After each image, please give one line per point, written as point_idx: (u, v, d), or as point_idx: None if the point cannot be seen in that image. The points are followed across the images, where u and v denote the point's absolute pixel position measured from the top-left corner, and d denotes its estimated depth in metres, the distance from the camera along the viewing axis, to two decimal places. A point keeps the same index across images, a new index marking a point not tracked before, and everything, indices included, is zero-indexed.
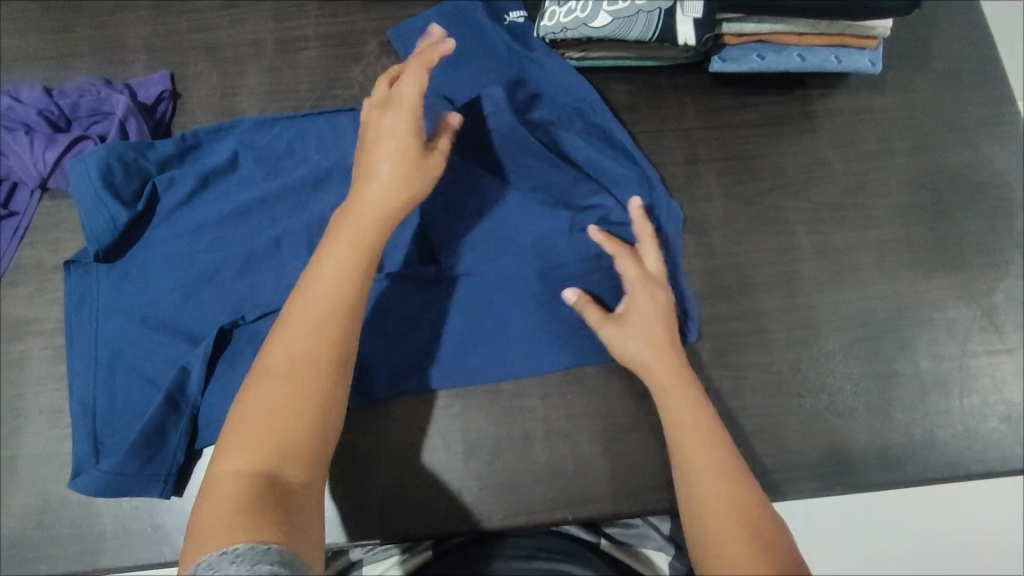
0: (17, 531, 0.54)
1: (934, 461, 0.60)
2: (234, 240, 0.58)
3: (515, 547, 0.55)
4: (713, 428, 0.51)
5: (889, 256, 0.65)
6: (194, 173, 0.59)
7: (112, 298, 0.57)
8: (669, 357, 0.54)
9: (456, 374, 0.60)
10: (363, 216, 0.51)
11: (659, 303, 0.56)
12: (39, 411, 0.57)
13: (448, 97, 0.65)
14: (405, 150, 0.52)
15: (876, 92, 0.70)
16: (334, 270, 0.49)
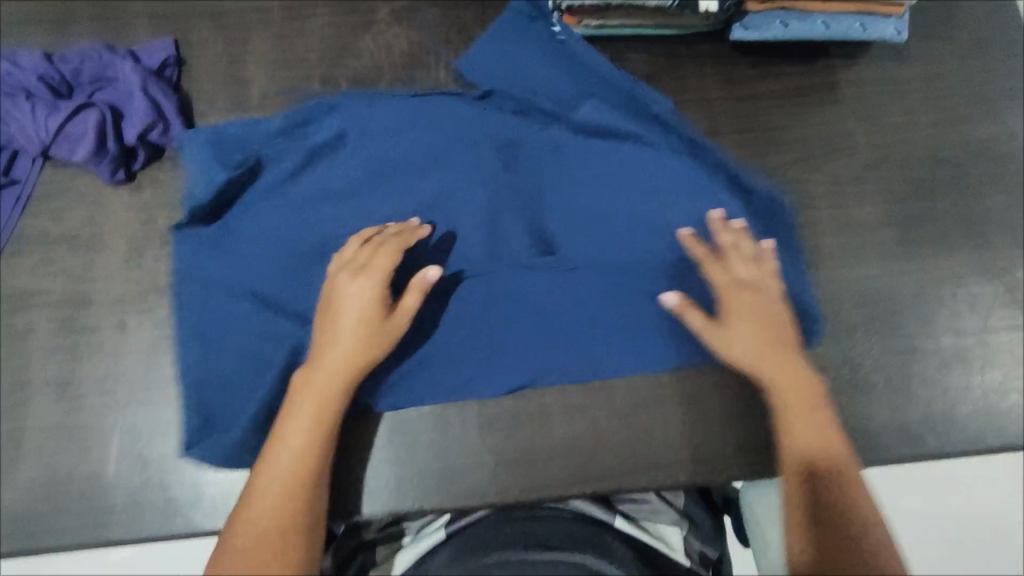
0: (25, 505, 0.54)
1: (953, 437, 0.60)
2: (348, 224, 0.59)
3: (528, 535, 0.52)
4: (824, 429, 0.52)
5: (912, 231, 0.64)
6: (312, 157, 0.60)
7: (222, 278, 0.57)
8: (780, 354, 0.54)
9: (513, 372, 0.58)
10: (326, 381, 0.51)
11: (764, 305, 0.55)
12: (46, 383, 0.56)
13: (539, 85, 0.64)
14: (369, 315, 0.53)
15: (900, 63, 0.68)
16: (298, 437, 0.50)
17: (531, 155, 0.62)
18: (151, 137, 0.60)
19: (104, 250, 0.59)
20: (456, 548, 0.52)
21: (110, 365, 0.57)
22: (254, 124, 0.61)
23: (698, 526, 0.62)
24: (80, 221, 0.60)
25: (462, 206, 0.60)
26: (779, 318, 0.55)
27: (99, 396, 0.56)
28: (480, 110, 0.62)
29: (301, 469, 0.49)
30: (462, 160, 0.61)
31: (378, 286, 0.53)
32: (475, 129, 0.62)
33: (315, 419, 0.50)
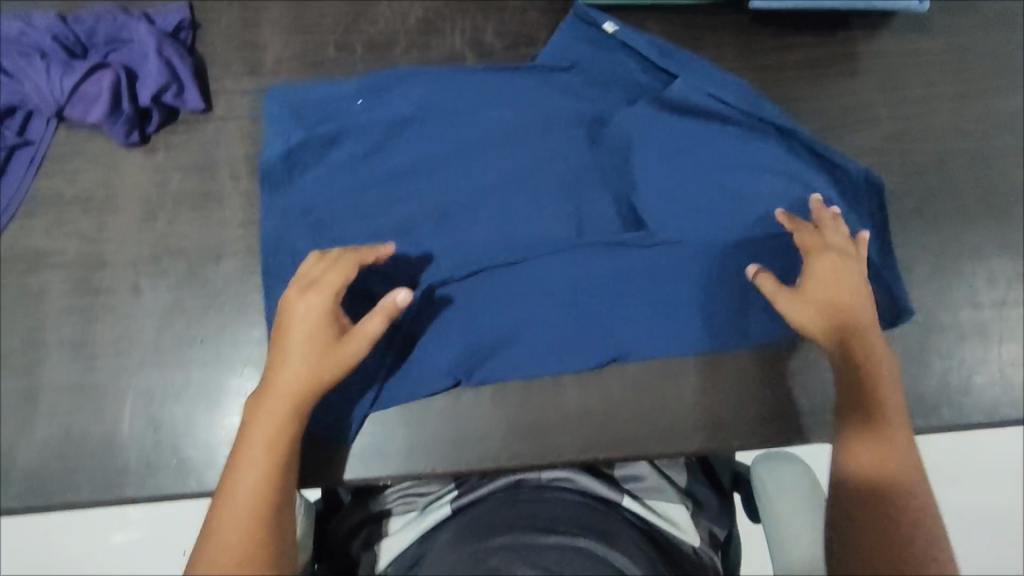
0: (39, 463, 0.54)
1: (969, 409, 0.60)
2: (427, 197, 0.60)
3: (533, 518, 0.49)
4: (893, 410, 0.48)
5: (932, 204, 0.63)
6: (393, 130, 0.61)
7: (305, 247, 0.58)
8: (857, 322, 0.51)
9: (549, 347, 0.58)
10: (276, 405, 0.48)
11: (851, 274, 0.52)
12: (60, 343, 0.56)
13: (614, 58, 0.64)
14: (321, 333, 0.50)
15: (923, 35, 0.67)
16: (251, 468, 0.45)
17: (617, 126, 0.61)
18: (165, 99, 0.60)
19: (118, 212, 0.59)
20: (457, 532, 0.50)
21: (123, 326, 0.57)
22: (336, 96, 0.61)
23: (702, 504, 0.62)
24: (95, 182, 0.59)
25: (544, 178, 0.61)
26: (863, 289, 0.52)
27: (113, 357, 0.56)
28: (558, 85, 0.63)
29: (260, 501, 0.44)
30: (547, 135, 0.62)
31: (329, 302, 0.50)
32: (551, 106, 0.63)
33: (268, 445, 0.46)
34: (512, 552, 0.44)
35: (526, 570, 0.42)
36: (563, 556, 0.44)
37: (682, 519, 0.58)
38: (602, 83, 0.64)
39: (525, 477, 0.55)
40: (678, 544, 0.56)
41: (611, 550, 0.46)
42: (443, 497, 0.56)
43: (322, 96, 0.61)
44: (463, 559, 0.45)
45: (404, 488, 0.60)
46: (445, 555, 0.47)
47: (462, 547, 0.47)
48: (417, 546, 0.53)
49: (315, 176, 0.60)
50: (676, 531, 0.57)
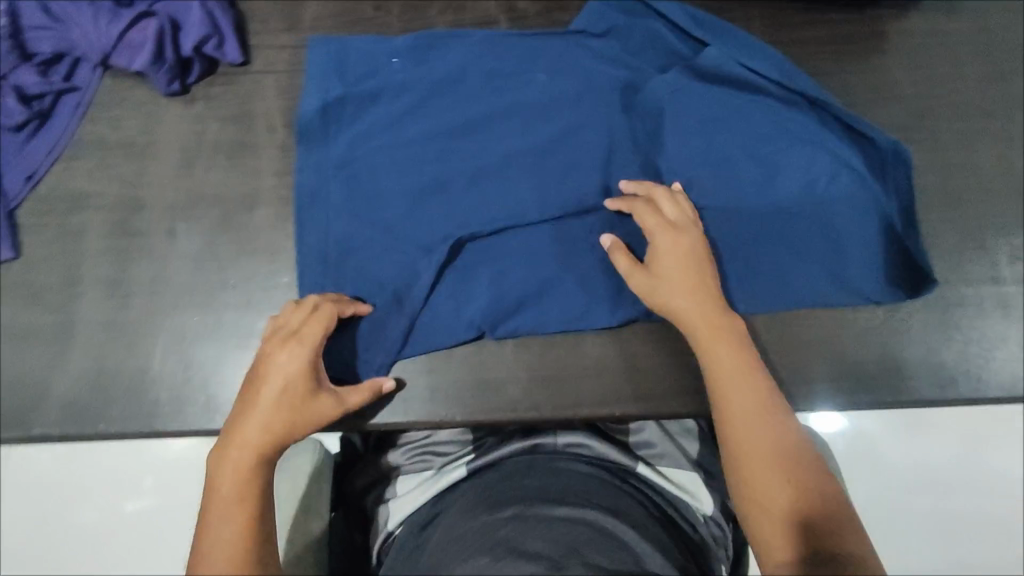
0: (75, 394, 0.55)
1: (987, 381, 0.60)
2: (459, 153, 0.61)
3: (545, 488, 0.51)
4: (751, 372, 0.50)
5: (956, 179, 0.64)
6: (428, 87, 0.63)
7: (340, 197, 0.59)
8: (702, 295, 0.54)
9: (579, 301, 0.59)
10: (247, 453, 0.46)
11: (687, 247, 0.55)
12: (97, 281, 0.58)
13: (645, 27, 0.65)
14: (299, 383, 0.50)
15: (951, 15, 0.68)
16: (230, 517, 0.44)
17: (651, 92, 0.62)
18: (206, 49, 0.61)
19: (157, 157, 0.61)
20: (474, 496, 0.53)
21: (158, 268, 0.58)
22: (375, 56, 0.63)
23: (713, 476, 0.62)
24: (136, 128, 0.61)
25: (576, 139, 0.62)
26: (706, 260, 0.55)
27: (147, 297, 0.58)
28: (591, 50, 0.65)
29: (241, 549, 0.43)
30: (581, 99, 0.63)
31: (311, 355, 0.51)
32: (584, 69, 0.64)
33: (243, 493, 0.45)
34: (523, 523, 0.46)
35: (534, 542, 0.44)
36: (571, 529, 0.46)
37: (693, 486, 0.60)
38: (638, 52, 0.65)
39: (542, 441, 0.58)
40: (690, 510, 0.57)
41: (619, 521, 0.48)
42: (459, 460, 0.60)
43: (361, 56, 0.63)
44: (475, 527, 0.47)
45: (422, 447, 0.63)
46: (459, 522, 0.50)
47: (475, 513, 0.50)
48: (432, 507, 0.56)
49: (353, 130, 0.61)
50: (688, 497, 0.58)
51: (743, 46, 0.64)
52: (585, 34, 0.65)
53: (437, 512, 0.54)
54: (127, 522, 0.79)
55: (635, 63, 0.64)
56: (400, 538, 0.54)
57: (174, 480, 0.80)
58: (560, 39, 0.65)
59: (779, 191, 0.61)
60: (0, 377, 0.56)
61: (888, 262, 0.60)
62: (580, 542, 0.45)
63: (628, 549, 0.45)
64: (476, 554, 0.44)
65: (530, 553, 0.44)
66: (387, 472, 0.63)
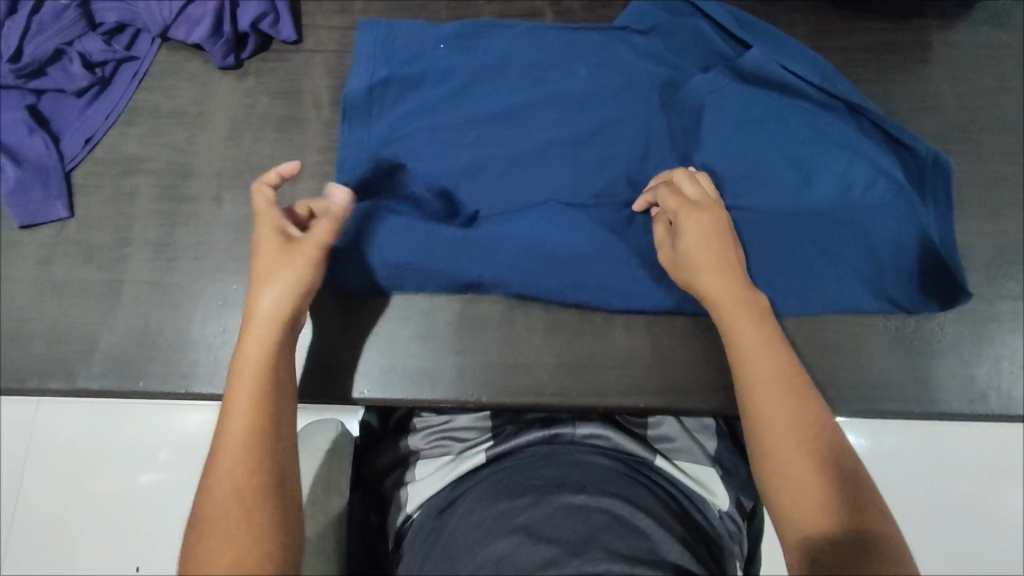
0: (118, 349, 0.58)
1: (1018, 398, 0.59)
2: (497, 139, 0.62)
3: (564, 476, 0.51)
4: (773, 345, 0.51)
5: (996, 193, 0.63)
6: (470, 73, 0.64)
7: (379, 175, 0.61)
8: (725, 272, 0.54)
9: (608, 291, 0.59)
10: (246, 382, 0.46)
11: (712, 226, 0.55)
12: (145, 242, 0.60)
13: (690, 24, 0.65)
14: (270, 240, 0.52)
15: (999, 29, 0.68)
16: (241, 398, 0.46)
17: (691, 90, 0.62)
18: (262, 26, 0.64)
19: (208, 127, 0.63)
20: (493, 483, 0.53)
21: (202, 234, 0.60)
22: (421, 40, 0.65)
23: (730, 474, 0.62)
24: (189, 99, 0.63)
25: (613, 132, 0.63)
26: (729, 241, 0.55)
27: (191, 260, 0.60)
28: (634, 46, 0.65)
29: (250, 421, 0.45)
30: (622, 93, 0.64)
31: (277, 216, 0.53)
32: (626, 63, 0.64)
33: (251, 426, 0.45)
34: (541, 509, 0.47)
35: (552, 529, 0.45)
36: (588, 516, 0.46)
37: (712, 485, 0.60)
38: (679, 51, 0.65)
39: (560, 430, 0.57)
40: (708, 506, 0.58)
41: (636, 510, 0.48)
42: (478, 445, 0.60)
43: (407, 39, 0.65)
44: (494, 514, 0.48)
45: (441, 430, 0.64)
46: (478, 509, 0.50)
47: (495, 500, 0.50)
48: (453, 490, 0.57)
49: (395, 112, 0.62)
50: (705, 492, 0.58)
51: (785, 49, 0.64)
52: (629, 29, 0.66)
53: (459, 495, 0.55)
54: (151, 482, 0.82)
55: (676, 60, 0.65)
56: (418, 521, 0.55)
57: (196, 444, 0.82)
58: (603, 33, 0.66)
59: (815, 195, 0.60)
60: (49, 327, 0.58)
61: (924, 272, 0.59)
62: (599, 529, 0.45)
63: (646, 536, 0.45)
64: (495, 539, 0.45)
65: (548, 538, 0.44)
66: (408, 451, 0.64)
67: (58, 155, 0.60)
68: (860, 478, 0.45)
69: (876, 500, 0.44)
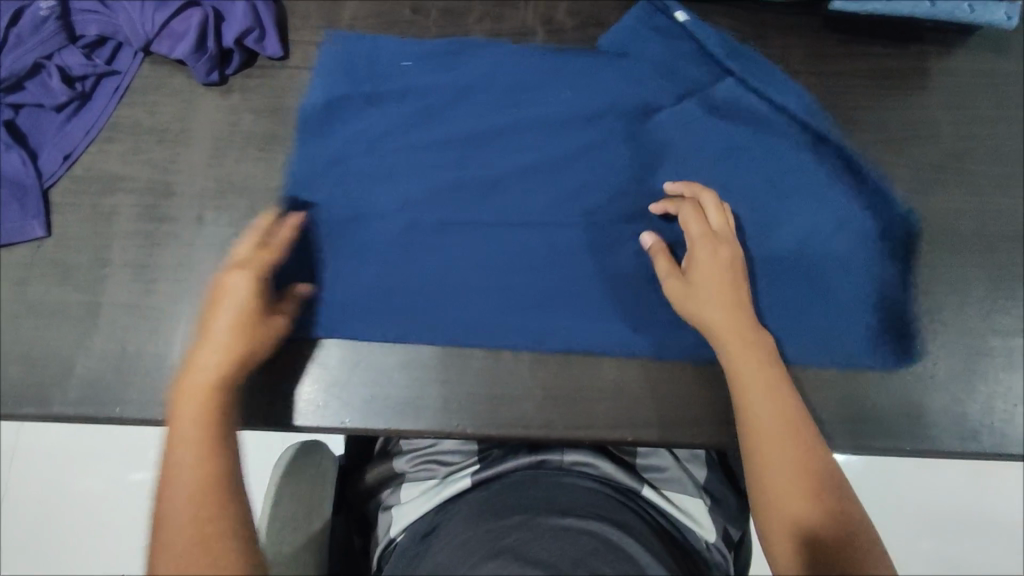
0: (95, 374, 0.56)
1: (1009, 437, 0.58)
2: (462, 162, 0.62)
3: (552, 500, 0.51)
4: (773, 380, 0.51)
5: (992, 226, 0.62)
6: (436, 94, 0.64)
7: (331, 194, 0.61)
8: (734, 307, 0.54)
9: (579, 325, 0.59)
10: (192, 427, 0.46)
11: (728, 259, 0.56)
12: (124, 264, 0.59)
13: (679, 47, 0.65)
14: (251, 311, 0.52)
15: (998, 56, 0.66)
16: (190, 430, 0.46)
17: (659, 120, 0.63)
18: (247, 42, 0.62)
19: (191, 146, 0.61)
20: (479, 505, 0.52)
21: (183, 255, 0.59)
22: (386, 57, 0.64)
23: (719, 504, 0.61)
24: (171, 115, 0.62)
25: (584, 159, 0.63)
26: (740, 277, 0.56)
27: (171, 283, 0.59)
28: (615, 70, 0.65)
29: (200, 452, 0.45)
30: (592, 119, 0.64)
31: (257, 283, 0.52)
32: (596, 87, 0.64)
33: (201, 463, 0.45)
34: (528, 532, 0.46)
35: (540, 551, 0.44)
36: (576, 539, 0.45)
37: (701, 516, 0.59)
38: (650, 79, 0.64)
39: (548, 457, 0.57)
40: (695, 536, 0.56)
41: (625, 534, 0.47)
42: (464, 469, 0.59)
43: (373, 57, 0.64)
44: (480, 534, 0.47)
45: (426, 453, 0.63)
46: (463, 530, 0.49)
47: (482, 521, 0.49)
48: (438, 514, 0.55)
49: (354, 129, 0.62)
50: (693, 523, 0.57)
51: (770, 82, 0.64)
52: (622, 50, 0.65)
53: (443, 519, 0.53)
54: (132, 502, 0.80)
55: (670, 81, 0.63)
56: (402, 545, 0.54)
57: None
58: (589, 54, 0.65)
59: (788, 231, 0.61)
60: (25, 351, 0.57)
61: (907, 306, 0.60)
62: (592, 553, 0.44)
63: (635, 562, 0.45)
64: (481, 560, 0.44)
65: (535, 560, 0.43)
66: (394, 474, 0.63)
67: (36, 172, 0.59)
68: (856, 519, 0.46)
69: (869, 537, 0.45)
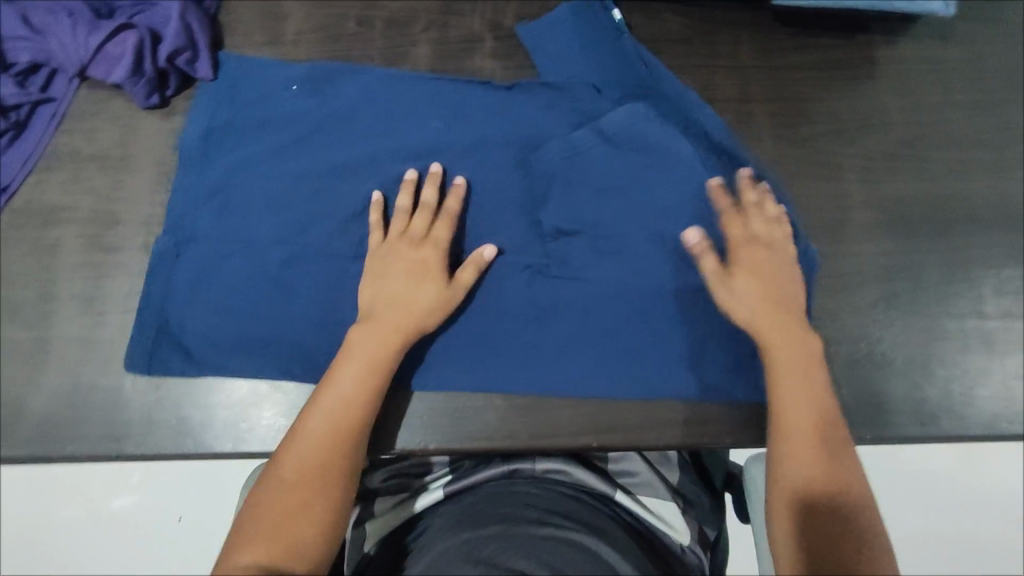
0: (45, 412, 0.55)
1: (968, 419, 0.59)
2: (347, 186, 0.59)
3: (528, 507, 0.50)
4: (811, 374, 0.53)
5: (941, 211, 0.63)
6: (321, 118, 0.61)
7: (206, 227, 0.58)
8: (777, 302, 0.55)
9: (514, 343, 0.59)
10: (360, 359, 0.51)
11: (768, 262, 0.56)
12: (70, 297, 0.57)
13: (609, 49, 0.63)
14: (427, 283, 0.54)
15: (942, 42, 0.67)
16: (353, 358, 0.51)
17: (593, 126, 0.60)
18: (179, 62, 0.60)
19: (135, 172, 0.60)
20: (455, 514, 0.52)
21: (131, 285, 0.58)
22: (273, 82, 0.62)
23: (693, 505, 0.61)
24: (112, 141, 0.60)
25: (494, 172, 0.61)
26: (784, 279, 0.56)
27: (120, 314, 0.57)
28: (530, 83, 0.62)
29: (358, 386, 0.50)
30: (500, 128, 0.62)
31: (437, 257, 0.56)
32: (497, 100, 0.62)
33: (351, 396, 0.50)
34: (504, 541, 0.46)
35: (517, 560, 0.44)
36: (553, 548, 0.45)
37: (677, 519, 0.58)
38: (545, 108, 0.62)
39: (521, 465, 0.57)
40: (669, 540, 0.56)
41: (602, 542, 0.47)
42: (437, 480, 0.59)
43: (258, 81, 0.62)
44: (455, 543, 0.47)
45: (395, 470, 0.61)
46: (438, 539, 0.49)
47: (455, 531, 0.49)
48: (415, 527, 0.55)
49: (229, 158, 0.60)
50: (664, 525, 0.57)
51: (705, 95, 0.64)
52: (573, 47, 0.63)
53: (421, 531, 0.53)
54: (87, 559, 0.75)
55: (620, 79, 0.62)
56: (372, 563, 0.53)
57: (134, 514, 0.75)
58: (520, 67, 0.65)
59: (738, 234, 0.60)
60: None
61: (861, 295, 0.61)
62: (573, 562, 0.44)
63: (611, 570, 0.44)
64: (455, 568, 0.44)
65: (512, 568, 0.43)
66: (362, 492, 0.60)
67: None
68: (860, 512, 0.48)
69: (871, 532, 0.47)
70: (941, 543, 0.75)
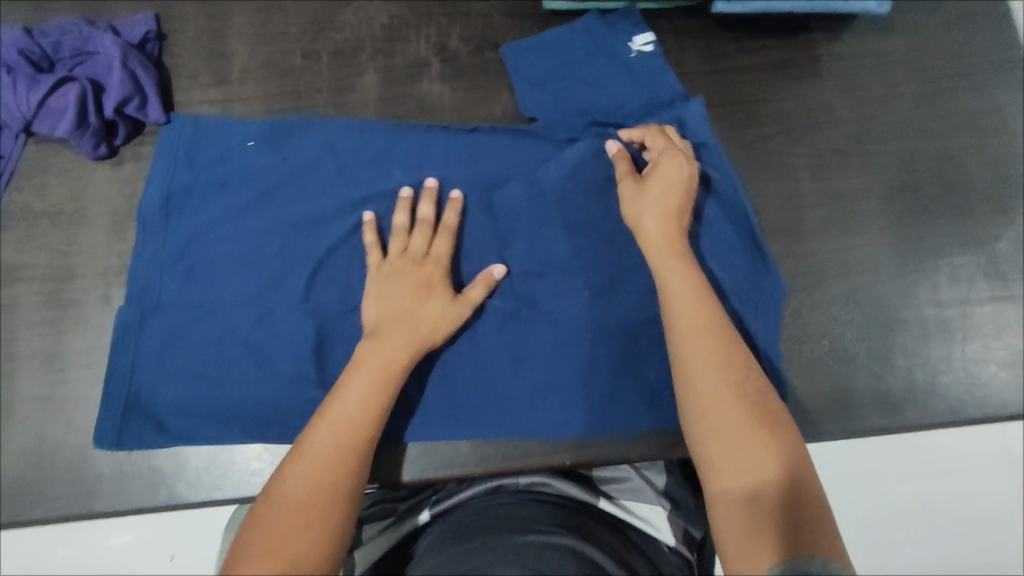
0: (13, 474, 0.55)
1: (932, 408, 0.60)
2: (310, 243, 0.59)
3: (511, 518, 0.51)
4: (701, 291, 0.53)
5: (893, 203, 0.64)
6: (279, 174, 0.61)
7: (173, 294, 0.58)
8: (670, 218, 0.56)
9: (484, 373, 0.59)
10: (370, 364, 0.51)
11: (683, 175, 0.57)
12: (32, 356, 0.57)
13: (554, 75, 0.64)
14: (434, 298, 0.55)
15: (885, 35, 0.68)
16: (365, 363, 0.51)
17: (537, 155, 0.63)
18: (127, 111, 0.60)
19: (87, 225, 0.60)
20: (440, 532, 0.52)
21: (93, 340, 0.58)
22: (228, 142, 0.61)
23: (678, 506, 0.62)
24: (63, 196, 0.60)
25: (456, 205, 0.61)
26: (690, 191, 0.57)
27: (84, 369, 0.57)
28: (480, 112, 0.65)
29: (368, 389, 0.50)
30: (455, 159, 0.62)
31: (440, 274, 0.56)
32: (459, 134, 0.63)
33: (362, 400, 0.50)
34: (485, 551, 0.46)
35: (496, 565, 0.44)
36: (535, 551, 0.45)
37: (659, 521, 0.59)
38: (507, 137, 0.63)
39: (504, 482, 0.57)
40: (654, 540, 0.56)
41: (586, 543, 0.48)
42: (423, 504, 0.59)
43: (213, 143, 0.61)
44: (439, 558, 0.47)
45: (380, 497, 0.62)
46: (424, 556, 0.49)
47: (437, 549, 0.49)
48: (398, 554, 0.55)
49: (192, 221, 0.59)
50: (651, 528, 0.58)
51: (655, 105, 0.63)
52: (520, 71, 0.65)
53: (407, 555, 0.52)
54: None
55: (569, 100, 0.64)
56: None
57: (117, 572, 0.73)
58: (470, 88, 0.65)
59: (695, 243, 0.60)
60: None
61: (821, 294, 0.62)
62: (554, 565, 0.43)
63: (596, 568, 0.45)
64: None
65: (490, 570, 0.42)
66: None
67: None
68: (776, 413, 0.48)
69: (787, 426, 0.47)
70: (922, 528, 0.76)
